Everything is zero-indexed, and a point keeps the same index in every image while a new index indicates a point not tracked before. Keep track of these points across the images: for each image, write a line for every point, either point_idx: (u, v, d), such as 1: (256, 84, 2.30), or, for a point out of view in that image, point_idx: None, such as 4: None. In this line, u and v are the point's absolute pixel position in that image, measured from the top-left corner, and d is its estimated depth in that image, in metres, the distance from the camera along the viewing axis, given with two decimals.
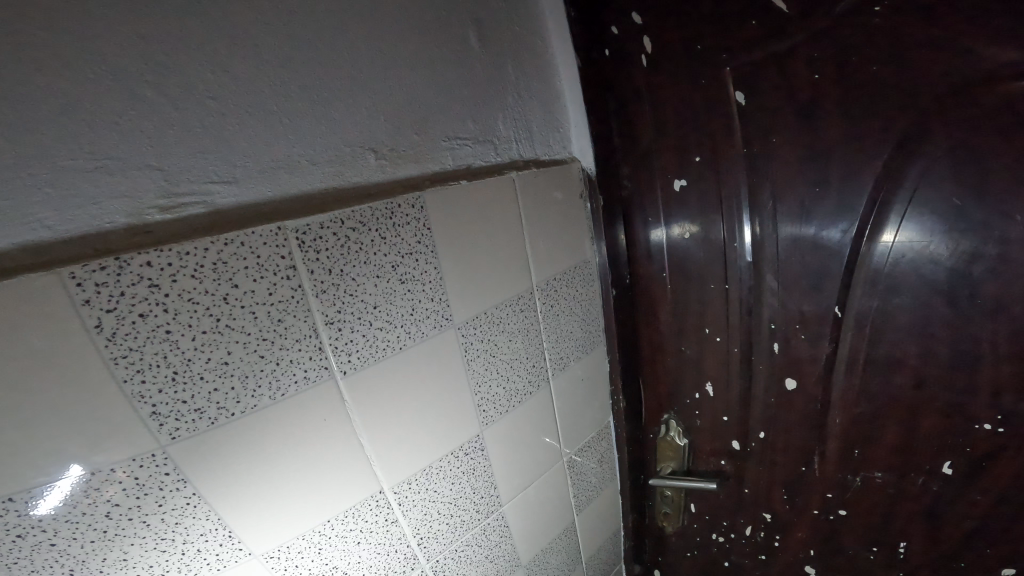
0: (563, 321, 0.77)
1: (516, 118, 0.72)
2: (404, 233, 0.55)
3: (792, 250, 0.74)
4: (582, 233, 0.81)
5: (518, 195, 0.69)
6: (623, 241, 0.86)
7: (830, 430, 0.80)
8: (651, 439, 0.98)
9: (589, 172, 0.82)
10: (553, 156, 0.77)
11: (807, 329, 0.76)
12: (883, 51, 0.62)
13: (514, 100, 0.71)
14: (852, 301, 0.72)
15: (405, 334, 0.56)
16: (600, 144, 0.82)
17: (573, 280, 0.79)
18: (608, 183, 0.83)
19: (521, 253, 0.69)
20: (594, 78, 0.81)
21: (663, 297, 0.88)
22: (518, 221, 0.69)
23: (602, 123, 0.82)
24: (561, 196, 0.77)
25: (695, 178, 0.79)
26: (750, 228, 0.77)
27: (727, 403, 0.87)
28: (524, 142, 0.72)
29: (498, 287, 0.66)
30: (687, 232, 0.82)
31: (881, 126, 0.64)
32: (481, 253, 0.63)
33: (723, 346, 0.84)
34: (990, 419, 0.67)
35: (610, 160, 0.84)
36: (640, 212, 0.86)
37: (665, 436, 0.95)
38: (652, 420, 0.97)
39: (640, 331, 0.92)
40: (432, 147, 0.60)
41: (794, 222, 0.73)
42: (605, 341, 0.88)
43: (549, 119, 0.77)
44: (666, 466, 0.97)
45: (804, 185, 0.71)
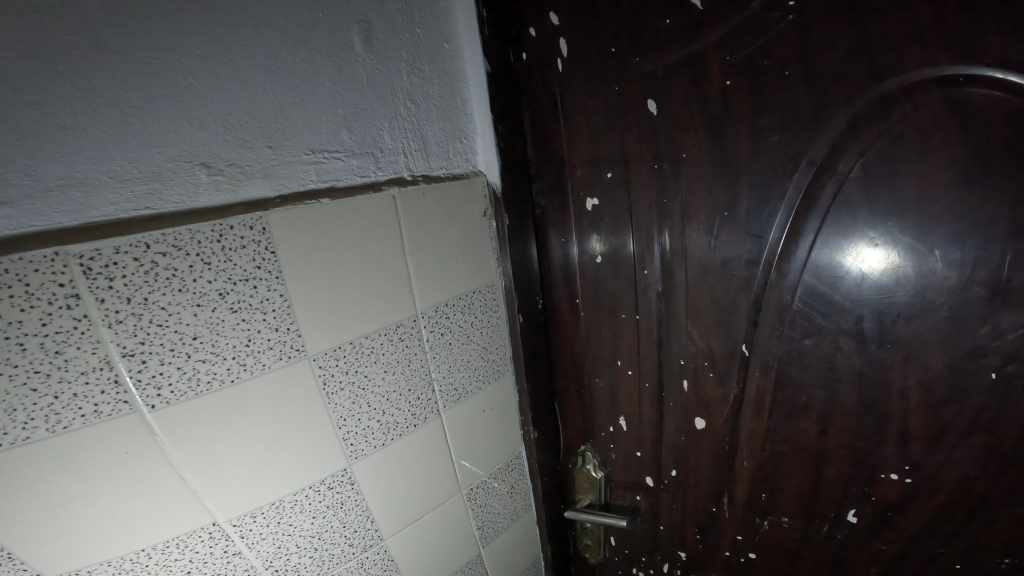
0: (454, 349, 0.74)
1: (405, 128, 0.65)
2: (237, 259, 0.50)
3: (700, 281, 0.69)
4: (485, 254, 0.76)
5: (399, 216, 0.63)
6: (534, 264, 0.81)
7: (739, 471, 0.75)
8: (570, 470, 0.95)
9: (493, 189, 0.76)
10: (452, 172, 0.72)
11: (714, 365, 0.72)
12: (797, 60, 0.56)
13: (403, 109, 0.65)
14: (758, 340, 0.67)
15: (238, 365, 0.52)
16: (508, 157, 0.76)
17: (470, 308, 0.74)
18: (516, 201, 0.77)
19: (403, 280, 0.65)
20: (507, 87, 0.75)
21: (576, 323, 0.83)
22: (401, 245, 0.64)
23: (513, 136, 0.76)
24: (456, 216, 0.71)
25: (606, 198, 0.74)
26: (659, 256, 0.71)
27: (641, 435, 0.83)
28: (414, 156, 0.67)
29: (368, 316, 0.62)
30: (598, 257, 0.77)
31: (795, 146, 0.58)
32: (348, 280, 0.59)
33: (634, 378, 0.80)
34: (897, 469, 0.62)
35: (520, 175, 0.78)
36: (551, 233, 0.81)
37: (582, 467, 0.92)
38: (569, 449, 0.93)
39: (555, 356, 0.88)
40: (289, 161, 0.54)
41: (701, 251, 0.68)
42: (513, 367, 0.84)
43: (450, 130, 0.71)
44: (584, 499, 0.94)
45: (713, 214, 0.66)
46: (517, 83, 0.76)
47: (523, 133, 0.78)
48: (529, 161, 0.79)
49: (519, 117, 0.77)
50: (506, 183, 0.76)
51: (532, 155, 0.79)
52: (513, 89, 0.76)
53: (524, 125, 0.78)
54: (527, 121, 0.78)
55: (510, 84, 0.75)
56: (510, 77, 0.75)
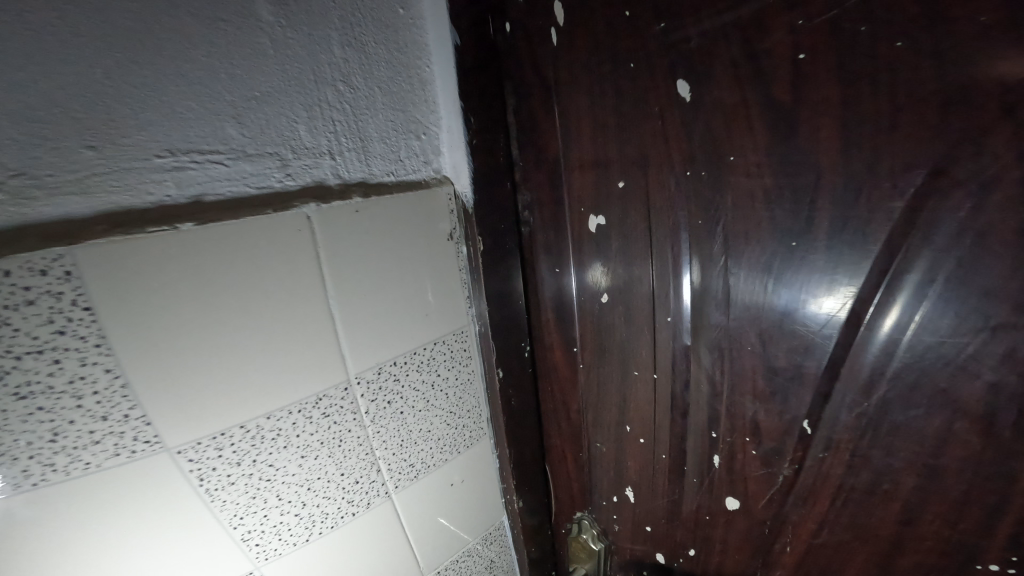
0: (401, 416, 0.57)
1: (333, 117, 0.45)
2: (22, 323, 0.34)
3: (745, 334, 0.50)
4: (451, 291, 0.57)
5: (317, 251, 0.45)
6: (519, 299, 0.63)
7: (779, 559, 0.58)
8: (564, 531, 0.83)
9: (461, 205, 0.56)
10: (407, 181, 0.52)
11: (756, 439, 0.54)
12: (924, 15, 0.34)
13: (329, 89, 0.44)
14: (824, 417, 0.48)
15: (44, 467, 0.37)
16: (484, 159, 0.56)
17: (424, 365, 0.57)
18: (493, 218, 0.58)
19: (325, 339, 0.48)
20: (484, 63, 0.55)
21: (578, 376, 0.67)
22: (322, 291, 0.46)
23: (490, 129, 0.57)
24: (406, 243, 0.52)
25: (615, 215, 0.55)
26: (687, 299, 0.52)
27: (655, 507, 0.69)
28: (344, 158, 0.47)
29: (268, 390, 0.46)
30: (604, 296, 0.59)
31: (911, 151, 0.37)
32: (234, 346, 0.43)
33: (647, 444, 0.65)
34: (999, 561, 0.42)
35: (501, 183, 0.59)
36: (543, 261, 0.62)
37: (578, 535, 0.79)
38: (562, 511, 0.81)
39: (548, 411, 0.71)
40: (127, 170, 0.35)
41: (750, 296, 0.48)
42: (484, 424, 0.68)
43: (404, 122, 0.51)
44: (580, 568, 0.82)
45: (766, 242, 0.45)
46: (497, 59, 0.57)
47: (506, 127, 0.59)
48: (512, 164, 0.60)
49: (500, 106, 0.58)
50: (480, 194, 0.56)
51: (518, 156, 0.60)
52: (492, 67, 0.56)
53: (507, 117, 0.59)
54: (511, 110, 0.59)
55: (488, 59, 0.55)
56: (488, 51, 0.55)
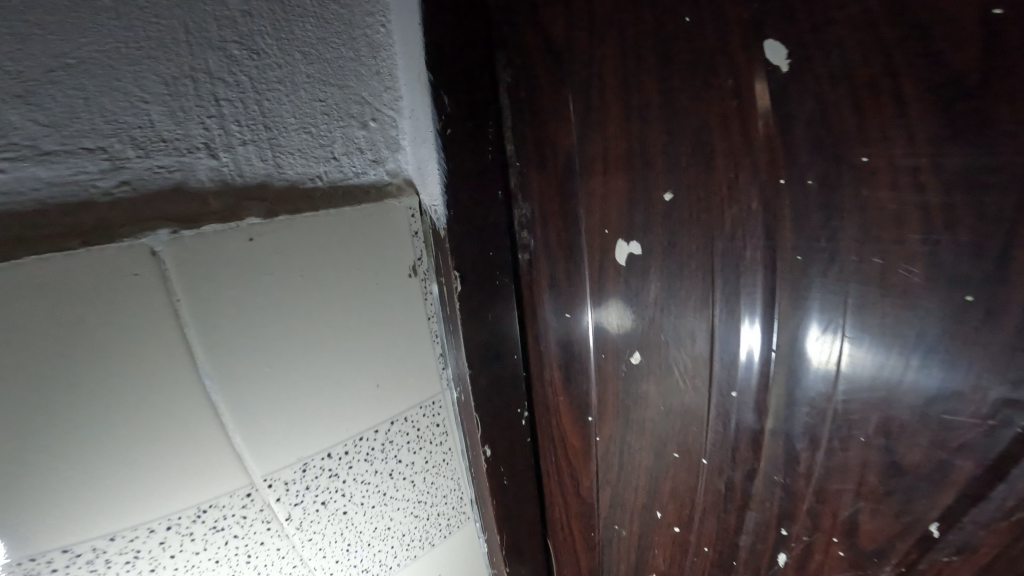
0: (340, 520, 0.40)
1: (214, 88, 0.28)
2: None
3: (859, 423, 0.31)
4: (414, 348, 0.40)
5: (176, 306, 0.28)
6: (514, 354, 0.45)
7: None
8: None
9: (427, 227, 0.37)
10: (345, 191, 0.34)
11: (851, 547, 0.34)
12: None
13: (204, 41, 0.27)
14: (967, 523, 0.28)
15: None
16: (464, 154, 0.38)
17: (374, 453, 0.40)
18: (477, 240, 0.39)
19: (205, 436, 0.31)
20: (470, 18, 0.38)
21: (588, 444, 0.47)
22: (191, 366, 0.29)
23: (475, 112, 0.38)
24: (337, 285, 0.34)
25: (658, 239, 0.37)
26: (763, 364, 0.34)
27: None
28: (236, 155, 0.29)
29: (107, 506, 0.29)
30: (637, 354, 0.40)
31: None
32: (23, 459, 0.26)
33: (683, 539, 0.44)
34: None
35: (490, 190, 0.40)
36: (546, 300, 0.44)
37: None
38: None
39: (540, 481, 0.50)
40: None
41: (868, 367, 0.30)
42: (464, 506, 0.50)
43: (343, 102, 0.33)
44: None
45: (919, 293, 0.27)
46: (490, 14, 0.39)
47: (499, 111, 0.41)
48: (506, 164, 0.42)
49: (492, 81, 0.40)
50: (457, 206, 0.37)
51: (515, 151, 0.42)
52: (483, 26, 0.39)
53: (501, 96, 0.41)
54: (506, 86, 0.41)
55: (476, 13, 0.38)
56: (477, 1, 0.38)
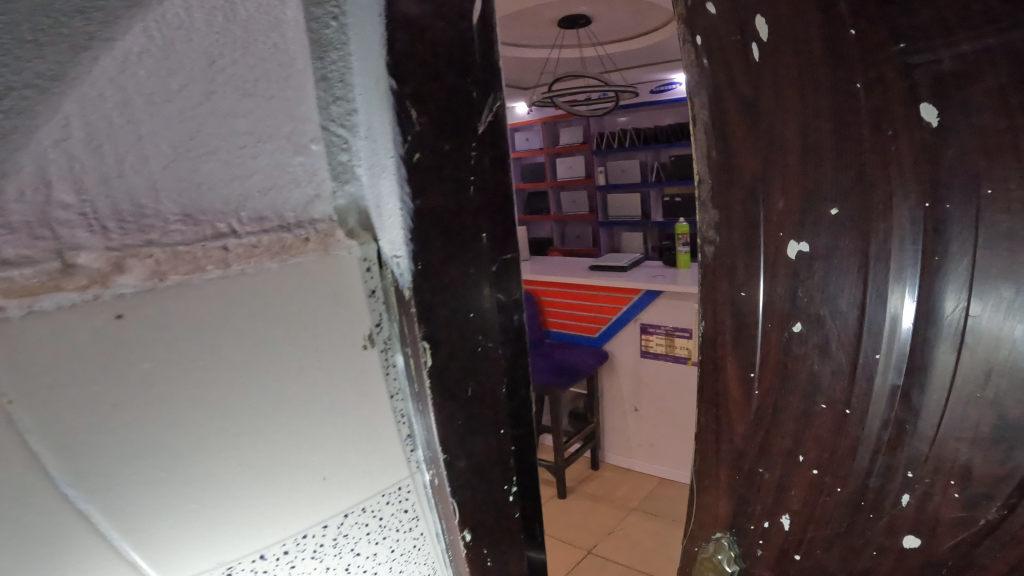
0: None
1: (62, 101, 0.18)
2: None
3: (983, 382, 0.26)
4: (374, 431, 0.29)
5: (7, 410, 0.19)
6: (503, 433, 0.35)
7: None
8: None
9: (391, 285, 0.27)
10: (273, 241, 0.23)
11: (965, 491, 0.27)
12: None
13: (54, 30, 0.17)
14: None
15: None
16: (438, 187, 0.28)
17: (323, 551, 0.29)
18: (449, 301, 0.29)
19: (78, 545, 0.22)
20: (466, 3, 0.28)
21: (732, 404, 0.35)
22: (36, 476, 0.20)
23: (456, 129, 0.28)
24: (249, 355, 0.23)
25: (785, 201, 0.32)
26: (867, 315, 0.30)
27: (803, 541, 0.33)
28: (105, 200, 0.20)
29: None
30: (798, 321, 0.32)
31: None
32: None
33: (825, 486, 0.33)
34: None
35: (476, 234, 0.30)
36: (725, 274, 0.34)
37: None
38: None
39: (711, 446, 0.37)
40: None
41: (995, 327, 0.26)
42: None
43: (273, 116, 0.22)
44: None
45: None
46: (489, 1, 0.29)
47: (492, 127, 0.30)
48: (498, 195, 0.31)
49: (485, 87, 0.29)
50: (429, 258, 0.28)
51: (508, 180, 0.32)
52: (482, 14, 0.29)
53: (490, 105, 0.30)
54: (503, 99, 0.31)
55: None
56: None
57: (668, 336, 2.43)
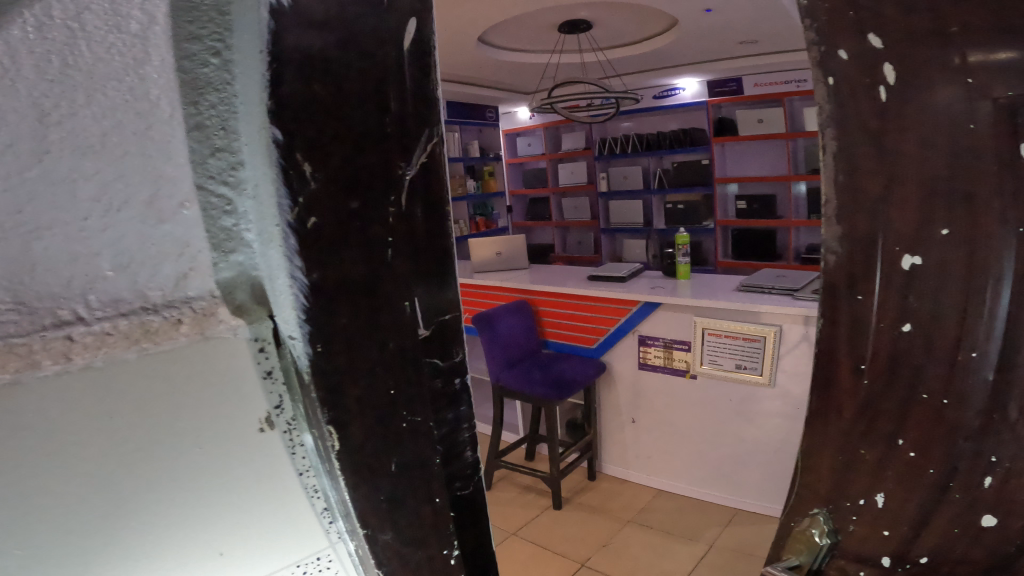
0: None
1: None
2: None
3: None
4: (276, 512, 0.24)
5: None
6: (439, 501, 0.31)
7: None
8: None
9: (292, 364, 0.23)
10: (133, 326, 0.19)
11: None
12: None
13: None
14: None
15: None
16: (353, 249, 0.25)
17: None
18: (367, 373, 0.26)
19: None
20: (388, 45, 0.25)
21: (842, 389, 0.37)
22: None
23: (377, 184, 0.25)
24: (103, 445, 0.19)
25: (907, 196, 0.32)
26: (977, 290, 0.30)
27: (893, 519, 0.36)
28: None
29: None
30: (911, 322, 0.33)
31: None
32: None
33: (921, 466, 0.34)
34: None
35: (407, 298, 0.27)
36: (844, 281, 0.36)
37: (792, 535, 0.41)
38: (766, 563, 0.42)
39: (818, 413, 0.40)
40: None
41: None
42: None
43: (126, 177, 0.19)
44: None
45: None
46: (415, 45, 0.27)
47: (421, 178, 0.28)
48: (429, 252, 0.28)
49: (410, 137, 0.27)
50: (342, 328, 0.25)
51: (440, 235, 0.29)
52: (405, 59, 0.26)
53: (417, 156, 0.27)
54: (437, 150, 0.29)
55: (400, 42, 0.26)
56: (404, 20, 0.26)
57: (667, 347, 2.39)
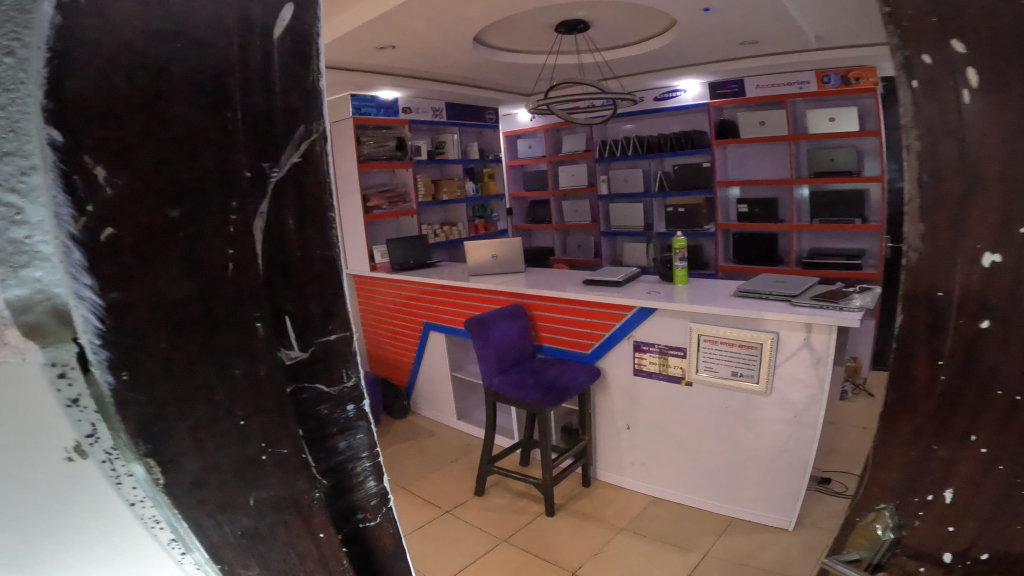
0: None
1: None
2: None
3: None
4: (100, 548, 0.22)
5: None
6: (320, 536, 0.28)
7: None
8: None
9: (101, 393, 0.21)
10: None
11: None
12: None
13: None
14: None
15: None
16: (183, 259, 0.22)
17: None
18: (218, 401, 0.24)
19: None
20: (251, 41, 0.24)
21: (915, 386, 0.28)
22: None
23: (225, 183, 0.23)
24: None
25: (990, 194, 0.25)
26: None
27: (964, 514, 0.29)
28: None
29: None
30: (990, 318, 0.26)
31: None
32: None
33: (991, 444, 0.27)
34: None
35: (277, 312, 0.26)
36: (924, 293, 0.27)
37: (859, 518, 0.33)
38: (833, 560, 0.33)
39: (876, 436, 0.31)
40: None
41: None
42: None
43: None
44: None
45: None
46: (286, 39, 0.26)
47: (294, 179, 0.27)
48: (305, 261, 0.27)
49: (278, 136, 0.26)
50: (170, 350, 0.22)
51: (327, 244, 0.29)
52: (275, 55, 0.25)
53: (288, 159, 0.26)
54: (314, 150, 0.27)
55: (269, 36, 0.25)
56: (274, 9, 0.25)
57: (662, 354, 2.35)
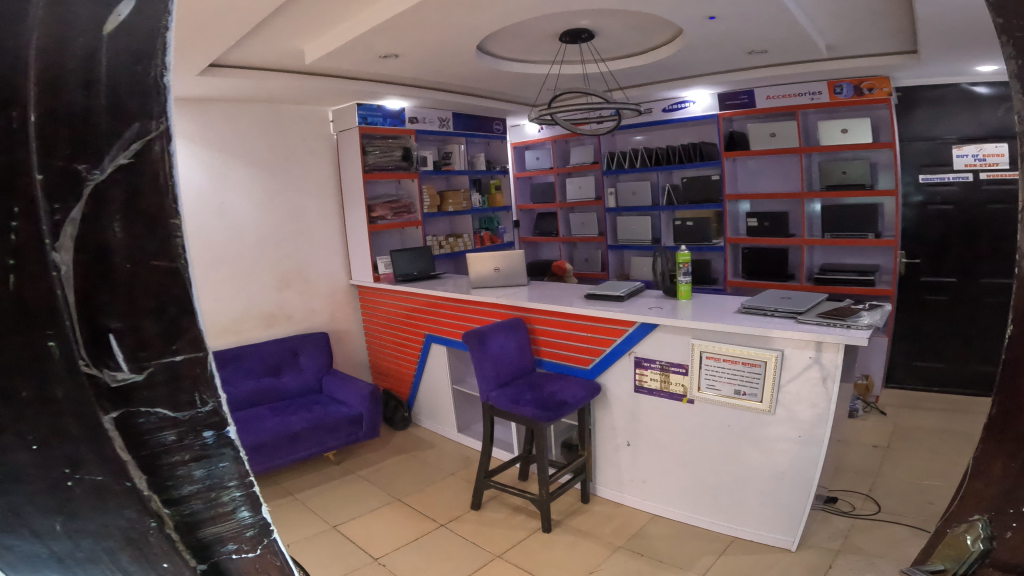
0: None
1: None
2: None
3: None
4: None
5: None
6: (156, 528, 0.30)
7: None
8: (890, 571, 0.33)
9: None
10: None
11: None
12: None
13: None
14: None
15: None
16: None
17: None
18: (40, 381, 0.27)
19: None
20: (69, 36, 0.27)
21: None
22: None
23: (7, 188, 0.25)
24: None
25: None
26: None
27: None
28: None
29: None
30: None
31: None
32: None
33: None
34: None
35: (96, 327, 0.28)
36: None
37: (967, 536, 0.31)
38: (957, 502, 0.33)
39: None
40: None
41: None
42: None
43: None
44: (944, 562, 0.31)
45: None
46: (121, 36, 0.28)
47: (120, 183, 0.28)
48: (133, 272, 0.29)
49: (98, 137, 0.28)
50: None
51: (163, 254, 0.30)
52: (104, 53, 0.28)
53: (113, 161, 0.29)
54: (148, 149, 0.29)
55: (98, 37, 0.28)
56: (51, 22, 0.26)
57: (663, 371, 2.28)
